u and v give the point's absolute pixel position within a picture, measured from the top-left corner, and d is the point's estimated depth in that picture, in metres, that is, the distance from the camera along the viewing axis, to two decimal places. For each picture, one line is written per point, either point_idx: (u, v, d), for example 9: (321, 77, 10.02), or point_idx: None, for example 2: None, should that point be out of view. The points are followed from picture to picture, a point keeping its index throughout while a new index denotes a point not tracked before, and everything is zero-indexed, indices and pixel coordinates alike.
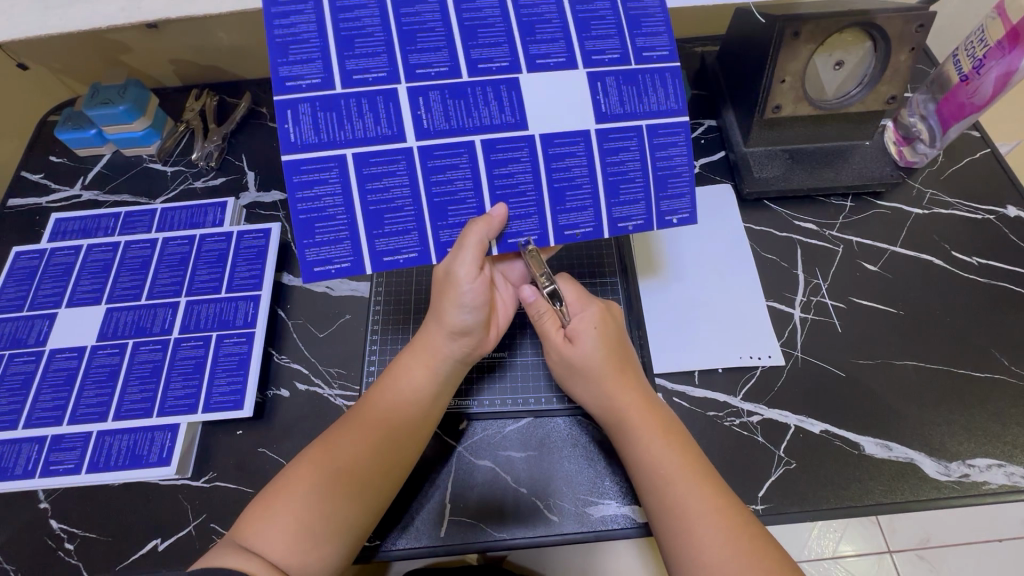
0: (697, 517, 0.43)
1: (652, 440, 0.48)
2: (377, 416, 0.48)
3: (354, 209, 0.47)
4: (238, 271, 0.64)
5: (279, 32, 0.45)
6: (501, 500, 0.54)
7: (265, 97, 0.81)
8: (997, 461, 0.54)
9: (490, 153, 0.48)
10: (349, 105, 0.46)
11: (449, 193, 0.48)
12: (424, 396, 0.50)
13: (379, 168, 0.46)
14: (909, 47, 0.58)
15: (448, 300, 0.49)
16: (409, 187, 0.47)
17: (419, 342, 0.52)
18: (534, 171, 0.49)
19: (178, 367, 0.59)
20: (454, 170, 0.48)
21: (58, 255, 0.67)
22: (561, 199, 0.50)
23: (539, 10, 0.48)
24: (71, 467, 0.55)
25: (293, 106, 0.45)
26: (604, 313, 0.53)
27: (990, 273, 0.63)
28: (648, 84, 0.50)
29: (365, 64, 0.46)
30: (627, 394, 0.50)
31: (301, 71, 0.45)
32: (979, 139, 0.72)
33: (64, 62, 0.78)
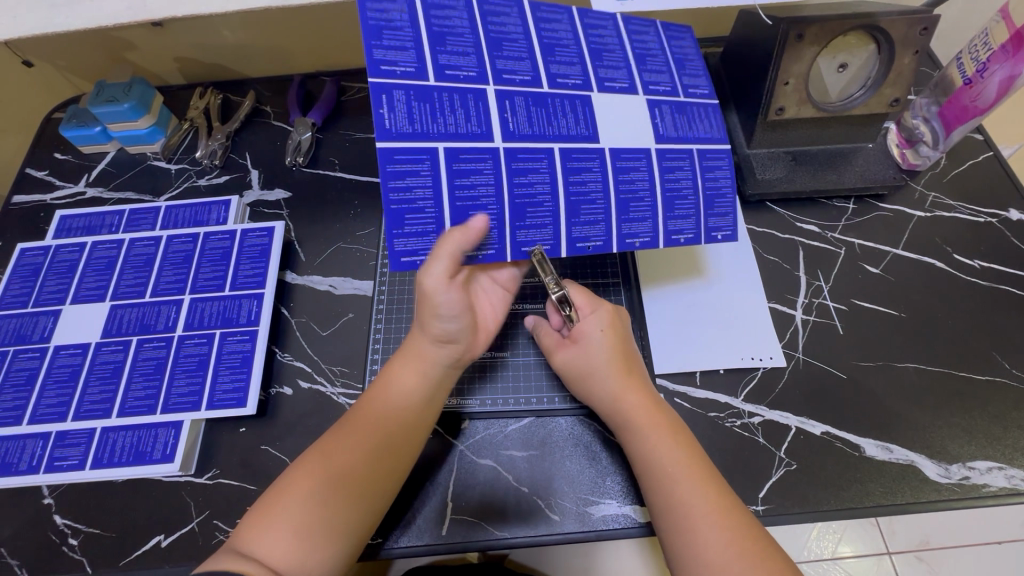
0: (699, 517, 0.44)
1: (658, 440, 0.48)
2: (371, 421, 0.48)
3: (441, 204, 0.46)
4: (242, 269, 0.65)
5: (373, 16, 0.44)
6: (502, 498, 0.54)
7: (268, 95, 0.81)
8: (997, 464, 0.54)
9: (568, 159, 0.49)
10: (442, 99, 0.45)
11: (529, 196, 0.49)
12: (411, 401, 0.50)
13: (468, 165, 0.46)
14: (913, 51, 0.58)
15: (427, 309, 0.49)
16: (494, 186, 0.47)
17: (407, 348, 0.51)
18: (608, 179, 0.50)
19: (183, 364, 0.59)
20: (536, 172, 0.48)
21: (63, 252, 0.67)
22: (625, 210, 0.52)
23: (602, 40, 0.52)
24: (75, 462, 0.55)
25: (388, 90, 0.44)
26: (613, 315, 0.55)
27: (991, 276, 0.63)
28: (698, 115, 0.54)
29: (458, 61, 0.46)
30: (634, 395, 0.51)
31: (395, 57, 0.44)
32: (981, 142, 0.72)
33: (68, 59, 0.78)
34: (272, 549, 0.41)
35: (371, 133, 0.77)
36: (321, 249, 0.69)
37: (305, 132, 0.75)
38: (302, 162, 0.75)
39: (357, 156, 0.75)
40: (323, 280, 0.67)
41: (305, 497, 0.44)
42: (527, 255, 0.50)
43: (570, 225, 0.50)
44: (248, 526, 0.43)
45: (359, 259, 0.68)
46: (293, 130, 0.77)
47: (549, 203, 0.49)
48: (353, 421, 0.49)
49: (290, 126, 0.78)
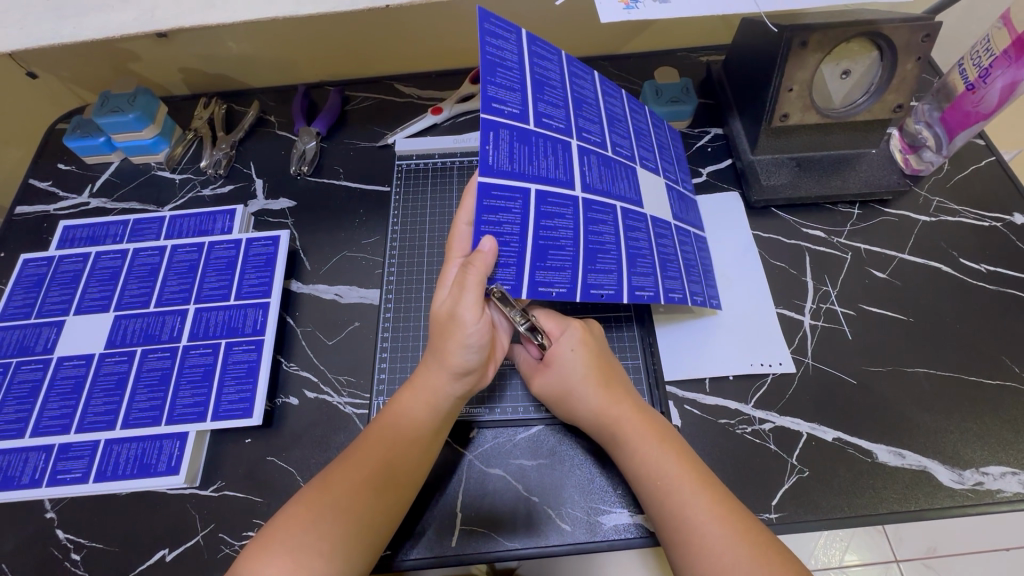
0: (696, 526, 0.43)
1: (647, 451, 0.48)
2: (376, 451, 0.47)
3: (526, 240, 0.48)
4: (247, 279, 0.64)
5: (493, 53, 0.47)
6: (514, 509, 0.54)
7: (273, 104, 0.82)
8: (1010, 469, 0.53)
9: (622, 217, 0.55)
10: (538, 143, 0.49)
11: (599, 242, 0.52)
12: (424, 430, 0.49)
13: (553, 211, 0.50)
14: (915, 57, 0.58)
15: (451, 337, 0.48)
16: (572, 232, 0.51)
17: (420, 382, 0.50)
18: (651, 241, 0.56)
19: (188, 375, 0.59)
20: (602, 224, 0.53)
21: (66, 262, 0.66)
22: (665, 266, 0.57)
23: (641, 124, 0.63)
24: (78, 476, 0.54)
25: (496, 129, 0.46)
26: (584, 332, 0.54)
27: (998, 280, 0.63)
28: (689, 203, 0.65)
29: (551, 112, 0.51)
30: (618, 408, 0.51)
31: (505, 97, 0.48)
32: (984, 148, 0.72)
33: (73, 71, 0.79)
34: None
35: (375, 142, 0.77)
36: (325, 259, 0.69)
37: (310, 141, 0.76)
38: (306, 171, 0.75)
39: (362, 165, 0.75)
40: (329, 289, 0.67)
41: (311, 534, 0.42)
42: (596, 298, 0.51)
43: (631, 277, 0.53)
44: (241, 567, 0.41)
45: (366, 267, 0.68)
46: (296, 139, 0.77)
47: (615, 255, 0.53)
48: (358, 450, 0.48)
49: (294, 136, 0.78)
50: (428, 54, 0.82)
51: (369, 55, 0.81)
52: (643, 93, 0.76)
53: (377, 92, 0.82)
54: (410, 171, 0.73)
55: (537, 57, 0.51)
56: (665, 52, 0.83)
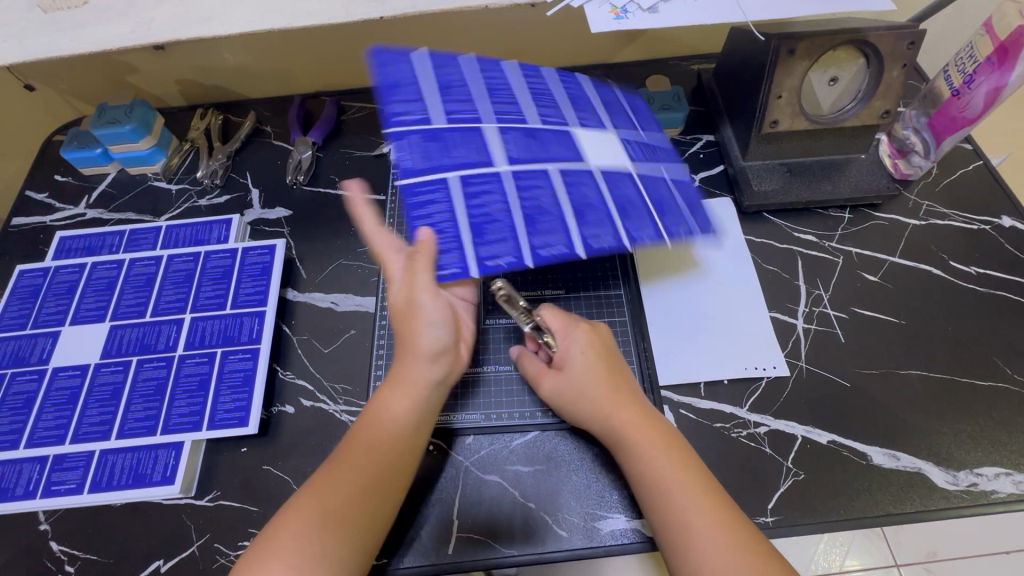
0: (697, 531, 0.43)
1: (654, 456, 0.48)
2: (353, 470, 0.46)
3: (459, 223, 0.48)
4: (243, 288, 0.64)
5: (386, 78, 0.52)
6: (510, 515, 0.54)
7: (269, 115, 0.82)
8: (1004, 470, 0.54)
9: (596, 175, 0.53)
10: (457, 138, 0.51)
11: (541, 207, 0.49)
12: (406, 435, 0.49)
13: (501, 190, 0.50)
14: (901, 64, 0.59)
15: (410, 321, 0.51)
16: (532, 206, 0.49)
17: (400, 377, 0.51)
18: (640, 186, 0.54)
19: (183, 384, 0.59)
20: (568, 190, 0.51)
21: (62, 273, 0.67)
22: (663, 209, 0.53)
23: (608, 96, 0.61)
24: (73, 486, 0.54)
25: (408, 137, 0.50)
26: (590, 335, 0.55)
27: (988, 282, 0.64)
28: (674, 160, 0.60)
29: (476, 108, 0.53)
30: (624, 411, 0.50)
31: (406, 111, 0.51)
32: (971, 152, 0.74)
33: (71, 83, 0.79)
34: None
35: (371, 151, 0.78)
36: (322, 267, 0.69)
37: (305, 151, 0.76)
38: (302, 180, 0.75)
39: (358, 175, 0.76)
40: (325, 297, 0.67)
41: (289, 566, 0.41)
42: (546, 258, 0.47)
43: (615, 225, 0.50)
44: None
45: (361, 275, 0.68)
46: (293, 149, 0.78)
47: (592, 214, 0.51)
48: (334, 468, 0.47)
49: (290, 146, 0.79)
50: None
51: (364, 66, 0.82)
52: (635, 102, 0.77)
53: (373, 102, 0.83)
54: None
55: (455, 64, 0.55)
56: (657, 60, 0.85)
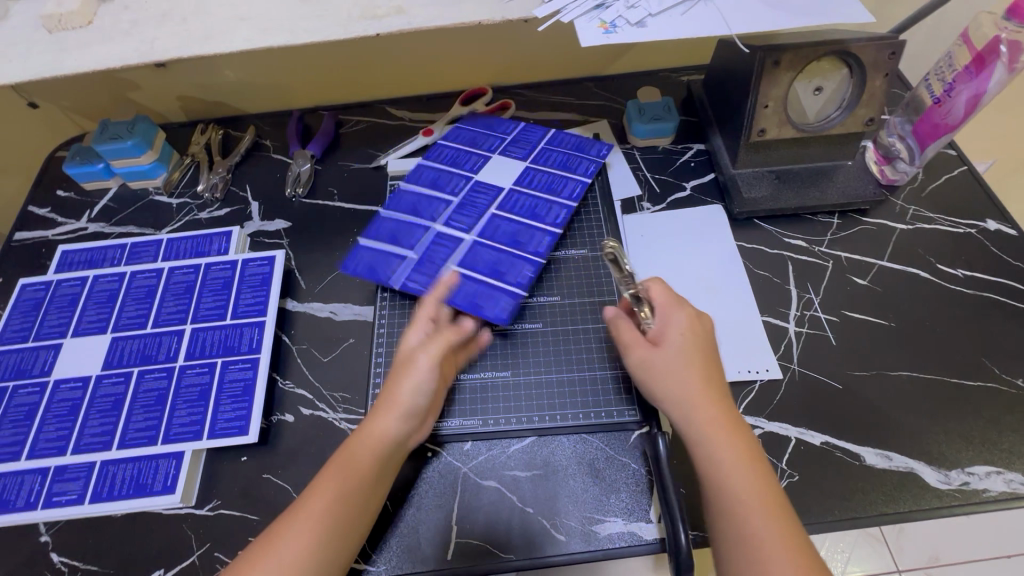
0: (769, 554, 0.41)
1: (733, 461, 0.46)
2: (326, 504, 0.46)
3: (485, 278, 0.63)
4: (243, 298, 0.65)
5: (360, 271, 0.65)
6: (508, 520, 0.54)
7: (268, 129, 0.84)
8: (995, 468, 0.54)
9: (507, 207, 0.68)
10: (432, 246, 0.66)
11: (512, 224, 0.67)
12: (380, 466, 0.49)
13: (472, 270, 0.63)
14: (884, 73, 0.61)
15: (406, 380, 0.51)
16: (498, 257, 0.64)
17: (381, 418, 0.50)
18: (536, 194, 0.69)
19: (184, 394, 0.59)
20: (502, 231, 0.66)
21: (64, 286, 0.67)
22: (557, 194, 0.69)
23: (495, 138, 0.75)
24: (74, 497, 0.54)
25: (405, 280, 0.64)
26: (694, 321, 0.53)
27: (975, 284, 0.65)
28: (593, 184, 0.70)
29: (415, 213, 0.69)
30: (709, 407, 0.48)
31: (386, 266, 0.65)
32: (955, 158, 0.75)
33: (74, 100, 0.81)
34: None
35: (369, 163, 0.79)
36: (320, 277, 0.70)
37: (304, 163, 0.78)
38: (301, 193, 0.77)
39: (356, 186, 0.77)
40: (323, 306, 0.68)
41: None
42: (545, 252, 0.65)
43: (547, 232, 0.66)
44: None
45: (359, 284, 0.69)
46: (292, 162, 0.79)
47: (528, 232, 0.66)
48: (306, 501, 0.46)
49: (289, 159, 0.81)
50: (419, 79, 0.85)
51: (361, 80, 0.84)
52: (626, 112, 0.79)
53: (370, 115, 0.85)
54: None
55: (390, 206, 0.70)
56: (647, 72, 0.87)
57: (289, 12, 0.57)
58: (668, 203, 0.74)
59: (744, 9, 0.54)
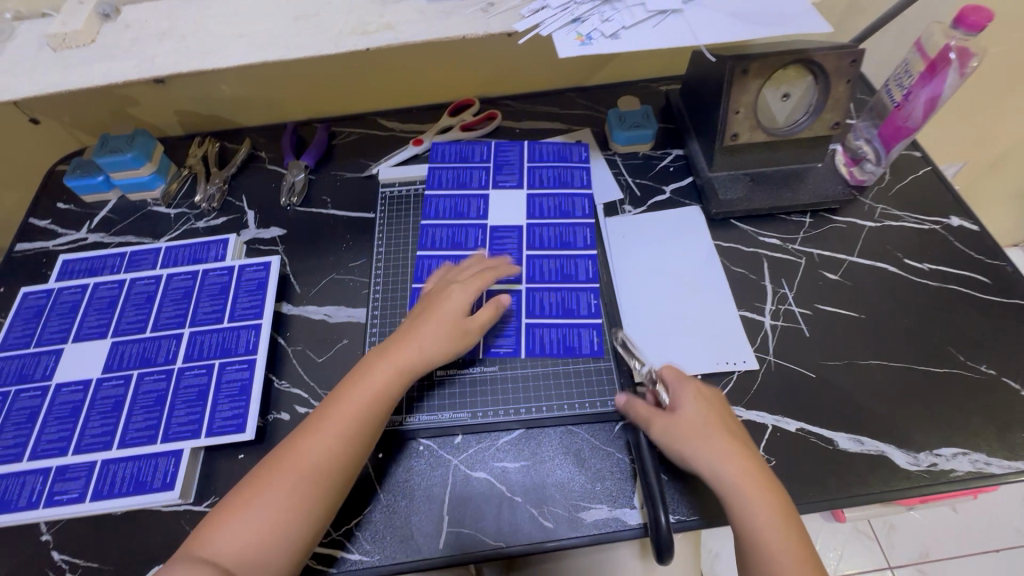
0: None
1: (772, 524, 0.48)
2: (335, 422, 0.53)
3: (563, 318, 0.65)
4: (240, 302, 0.68)
5: None
6: (498, 509, 0.56)
7: (263, 141, 0.87)
8: (961, 449, 0.57)
9: (535, 244, 0.70)
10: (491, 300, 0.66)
11: (552, 253, 0.69)
12: (366, 413, 0.54)
13: (540, 318, 0.65)
14: (846, 80, 0.65)
15: (438, 328, 0.58)
16: (560, 296, 0.66)
17: (392, 352, 0.57)
18: (553, 222, 0.72)
19: (182, 395, 0.61)
20: (548, 271, 0.68)
21: (65, 294, 0.70)
22: (573, 216, 0.72)
23: (506, 157, 0.78)
24: (74, 496, 0.56)
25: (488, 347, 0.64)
26: (702, 386, 0.56)
27: (939, 277, 0.69)
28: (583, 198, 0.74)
29: None
30: (741, 468, 0.50)
31: None
32: (920, 159, 0.79)
33: (74, 116, 0.84)
34: (244, 546, 0.47)
35: (361, 173, 0.82)
36: (315, 281, 0.73)
37: (298, 173, 0.81)
38: (296, 202, 0.79)
39: (349, 195, 0.80)
40: (318, 309, 0.70)
41: (275, 502, 0.49)
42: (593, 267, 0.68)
43: (587, 257, 0.69)
44: (210, 527, 0.49)
45: (353, 288, 0.72)
46: (287, 172, 0.82)
47: (570, 261, 0.69)
48: (318, 419, 0.53)
49: (284, 169, 0.84)
50: (409, 92, 0.88)
51: (354, 93, 0.88)
52: (608, 120, 0.82)
53: (361, 127, 0.88)
54: (394, 198, 0.78)
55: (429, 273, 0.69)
56: (628, 82, 0.91)
57: (283, 29, 0.61)
58: (648, 206, 0.77)
59: (711, 20, 0.58)
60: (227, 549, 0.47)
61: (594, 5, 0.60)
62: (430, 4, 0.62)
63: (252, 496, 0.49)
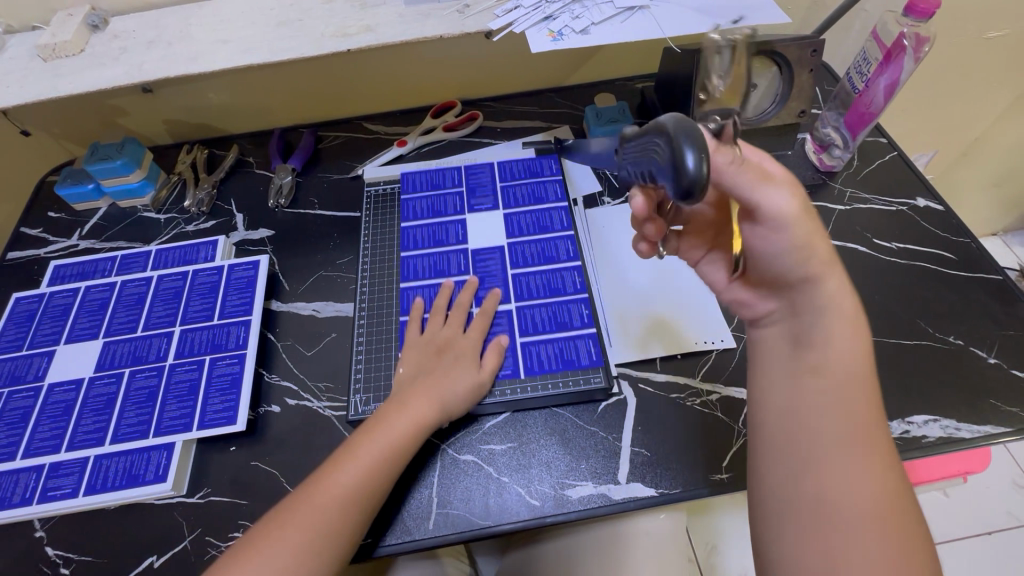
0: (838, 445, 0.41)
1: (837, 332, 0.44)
2: (353, 475, 0.51)
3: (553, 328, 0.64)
4: (229, 300, 0.69)
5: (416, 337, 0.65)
6: (485, 490, 0.57)
7: (251, 147, 0.89)
8: (931, 416, 0.59)
9: (520, 262, 0.69)
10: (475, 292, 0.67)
11: (536, 248, 0.70)
12: (380, 467, 0.53)
13: (528, 300, 0.66)
14: (809, 69, 0.68)
15: (454, 384, 0.59)
16: (551, 310, 0.65)
17: (410, 403, 0.56)
18: (529, 208, 0.74)
19: (174, 390, 0.62)
20: (536, 287, 0.67)
21: (57, 298, 0.71)
22: (546, 201, 0.75)
23: (478, 179, 0.78)
24: (68, 491, 0.57)
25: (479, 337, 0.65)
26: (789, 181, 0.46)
27: (907, 255, 0.71)
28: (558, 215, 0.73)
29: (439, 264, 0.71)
30: (821, 261, 0.44)
31: None
32: (886, 145, 0.82)
33: (65, 127, 0.86)
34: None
35: (347, 174, 0.85)
36: (303, 279, 0.74)
37: (286, 176, 0.83)
38: (284, 203, 0.81)
39: (336, 196, 0.82)
40: (307, 305, 0.72)
41: (287, 560, 0.47)
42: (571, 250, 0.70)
43: (572, 268, 0.68)
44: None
45: (341, 284, 0.73)
46: (274, 175, 0.84)
47: (549, 243, 0.71)
48: (334, 468, 0.52)
49: (272, 173, 0.86)
50: (393, 95, 0.91)
51: (338, 99, 0.90)
52: (585, 117, 0.85)
53: (347, 130, 0.91)
54: (379, 197, 0.79)
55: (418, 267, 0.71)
56: (605, 81, 0.94)
57: (267, 34, 0.63)
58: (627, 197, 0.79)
59: (676, 16, 0.61)
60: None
61: (564, 4, 0.62)
62: (407, 7, 0.64)
63: (258, 555, 0.46)
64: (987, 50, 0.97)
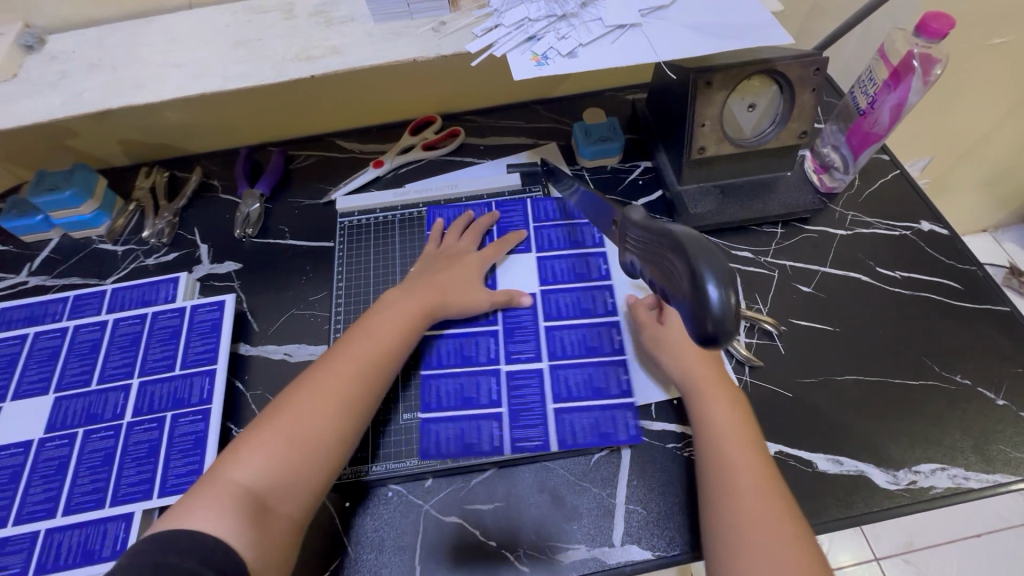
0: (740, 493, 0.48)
1: (712, 405, 0.54)
2: (368, 342, 0.57)
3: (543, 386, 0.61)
4: (192, 347, 0.64)
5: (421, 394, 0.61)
6: (471, 556, 0.54)
7: (215, 169, 0.83)
8: (939, 465, 0.56)
9: (554, 312, 0.65)
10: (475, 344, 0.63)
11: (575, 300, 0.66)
12: (391, 337, 0.58)
13: (563, 359, 0.62)
14: (811, 88, 0.64)
15: (462, 271, 0.65)
16: (587, 372, 0.61)
17: (413, 289, 0.63)
18: (563, 253, 0.70)
19: (132, 452, 0.57)
20: (572, 342, 0.63)
21: (2, 346, 0.65)
22: (584, 245, 0.70)
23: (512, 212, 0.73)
24: (16, 571, 0.52)
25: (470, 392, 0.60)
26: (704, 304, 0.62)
27: (912, 285, 0.68)
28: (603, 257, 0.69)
29: None
30: (701, 371, 0.56)
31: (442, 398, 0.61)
32: (888, 162, 0.79)
33: (9, 150, 0.79)
34: (273, 475, 0.48)
35: (319, 199, 0.79)
36: (273, 319, 0.69)
37: (253, 203, 0.77)
38: (251, 233, 0.76)
39: (308, 223, 0.77)
40: (278, 348, 0.67)
41: (311, 416, 0.51)
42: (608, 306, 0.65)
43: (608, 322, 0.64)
44: (240, 445, 0.49)
45: (314, 324, 0.68)
46: (240, 202, 0.78)
47: (588, 293, 0.66)
48: (352, 342, 0.57)
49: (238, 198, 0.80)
50: (368, 110, 0.85)
51: (307, 115, 0.84)
52: (574, 135, 0.80)
53: (319, 149, 0.85)
54: (355, 226, 0.74)
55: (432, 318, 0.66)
56: (594, 92, 0.89)
57: (222, 56, 0.57)
58: None
59: (672, 36, 0.56)
60: (250, 479, 0.47)
61: (549, 23, 0.57)
62: (377, 24, 0.58)
63: (285, 418, 0.51)
64: (988, 55, 0.94)
